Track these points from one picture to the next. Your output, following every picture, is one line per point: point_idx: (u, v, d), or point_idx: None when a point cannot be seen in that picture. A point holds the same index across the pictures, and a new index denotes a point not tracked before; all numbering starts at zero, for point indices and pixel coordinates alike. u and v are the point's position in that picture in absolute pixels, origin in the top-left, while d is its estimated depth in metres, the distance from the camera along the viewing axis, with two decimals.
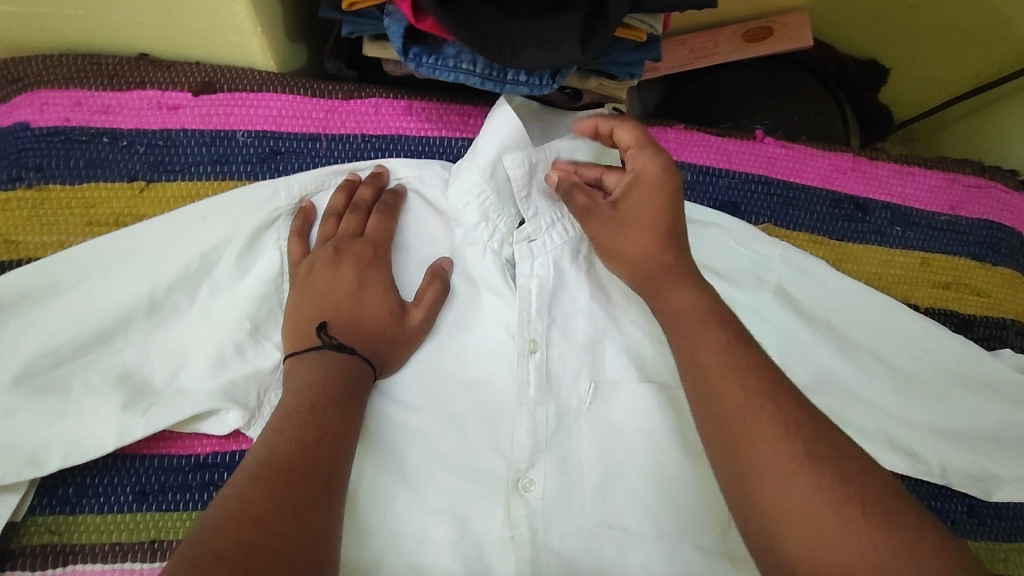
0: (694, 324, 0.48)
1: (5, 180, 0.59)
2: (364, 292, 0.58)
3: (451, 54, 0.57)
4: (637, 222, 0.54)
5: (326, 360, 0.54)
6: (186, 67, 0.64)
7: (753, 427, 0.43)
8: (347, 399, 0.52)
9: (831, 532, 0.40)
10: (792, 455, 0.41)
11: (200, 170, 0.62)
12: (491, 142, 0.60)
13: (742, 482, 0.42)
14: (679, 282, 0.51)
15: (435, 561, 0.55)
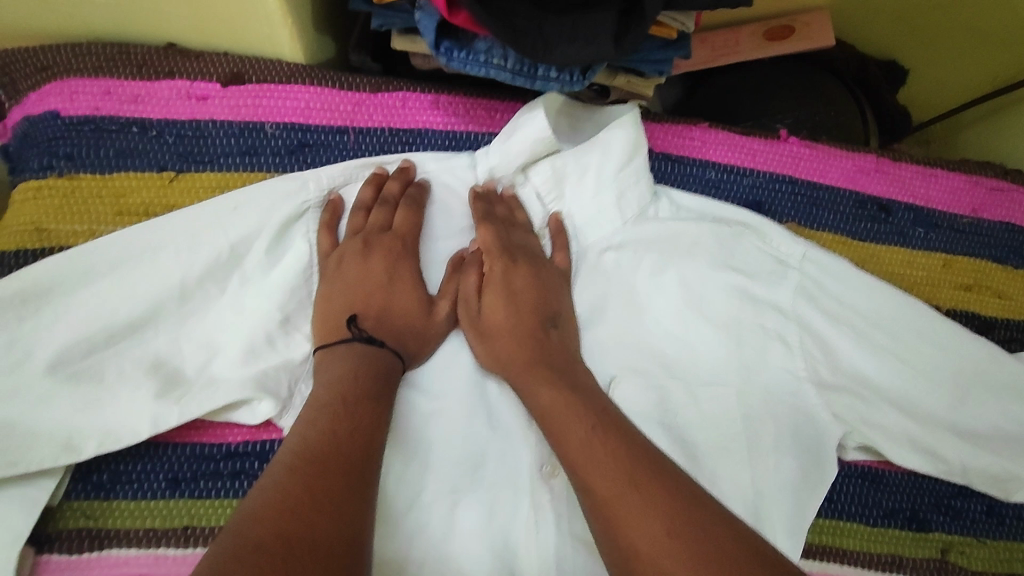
0: (563, 422, 0.53)
1: (37, 168, 0.60)
2: (394, 283, 0.59)
3: (483, 49, 0.57)
4: (506, 336, 0.59)
5: (360, 352, 0.55)
6: (214, 57, 0.64)
7: (549, 383, 0.55)
8: (381, 388, 0.54)
9: (585, 460, 0.50)
10: (651, 519, 0.45)
11: (229, 161, 0.62)
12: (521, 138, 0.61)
13: (609, 532, 0.47)
14: (551, 383, 0.56)
15: (462, 551, 0.56)
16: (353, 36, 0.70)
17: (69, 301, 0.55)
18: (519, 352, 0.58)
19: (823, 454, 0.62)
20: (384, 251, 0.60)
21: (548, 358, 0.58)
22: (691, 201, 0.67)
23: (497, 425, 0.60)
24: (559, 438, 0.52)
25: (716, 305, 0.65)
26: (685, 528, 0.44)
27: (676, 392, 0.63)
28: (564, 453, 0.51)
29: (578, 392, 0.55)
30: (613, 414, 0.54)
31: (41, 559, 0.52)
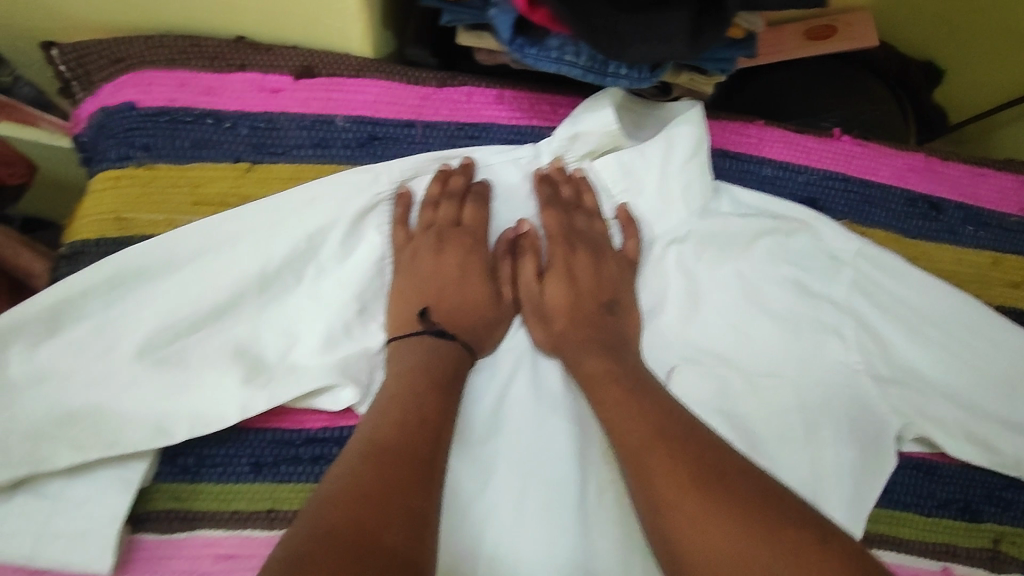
0: (600, 381, 0.58)
1: (116, 158, 0.61)
2: (465, 278, 0.62)
3: (555, 46, 0.58)
4: (565, 317, 0.61)
5: (435, 346, 0.57)
6: (286, 51, 0.65)
7: (589, 348, 0.60)
8: (448, 376, 0.55)
9: (621, 418, 0.55)
10: (672, 468, 0.50)
11: (302, 153, 0.63)
12: (596, 128, 0.63)
13: (638, 476, 0.51)
14: (596, 351, 0.60)
15: (534, 532, 0.57)
16: (408, 31, 0.71)
17: (154, 288, 0.57)
18: (572, 325, 0.61)
19: (880, 444, 0.63)
20: (460, 246, 0.62)
21: (599, 335, 0.61)
22: (751, 196, 0.68)
23: (565, 414, 0.61)
24: (601, 399, 0.57)
25: (774, 297, 0.66)
26: (710, 484, 0.48)
27: (736, 384, 0.64)
28: (605, 412, 0.56)
29: (620, 360, 0.59)
30: (648, 381, 0.58)
31: (134, 538, 0.55)
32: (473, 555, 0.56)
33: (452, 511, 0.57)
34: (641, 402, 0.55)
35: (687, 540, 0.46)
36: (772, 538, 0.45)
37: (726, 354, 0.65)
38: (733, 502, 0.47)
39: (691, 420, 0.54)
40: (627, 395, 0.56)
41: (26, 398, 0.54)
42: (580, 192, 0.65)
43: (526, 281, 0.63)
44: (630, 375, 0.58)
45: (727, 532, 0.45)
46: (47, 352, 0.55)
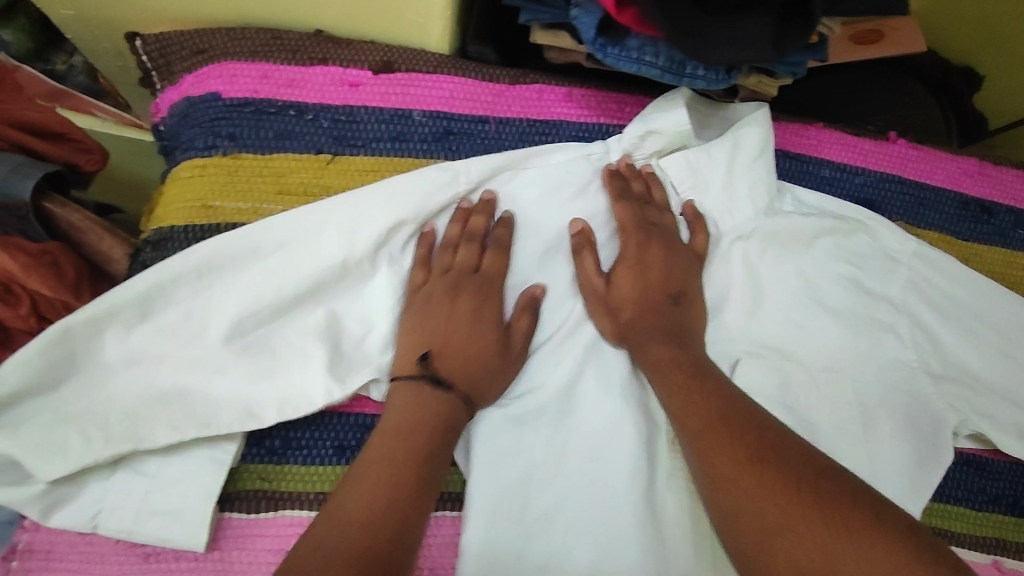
0: (662, 364, 0.58)
1: (202, 147, 0.63)
2: (473, 325, 0.60)
3: (635, 46, 0.59)
4: (633, 312, 0.61)
5: (434, 401, 0.56)
6: (365, 46, 0.67)
7: (650, 328, 0.60)
8: (437, 431, 0.54)
9: (681, 399, 0.55)
10: (727, 451, 0.50)
11: (380, 146, 0.65)
12: (668, 125, 0.65)
13: (696, 453, 0.52)
14: (660, 338, 0.59)
15: (604, 518, 0.58)
16: (470, 26, 0.70)
17: (237, 277, 0.58)
18: (640, 314, 0.61)
19: (938, 439, 0.65)
20: (468, 295, 0.61)
21: (669, 325, 0.60)
22: (813, 197, 0.70)
23: (634, 404, 0.62)
24: (662, 379, 0.58)
25: (833, 296, 0.68)
26: (769, 465, 0.48)
27: (797, 375, 0.65)
28: (666, 393, 0.57)
29: (682, 345, 0.60)
30: (708, 368, 0.58)
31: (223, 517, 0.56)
32: (543, 539, 0.57)
33: (524, 496, 0.58)
34: (701, 385, 0.56)
35: (747, 519, 0.47)
36: (815, 519, 0.44)
37: (787, 349, 0.66)
38: (790, 484, 0.47)
39: (753, 407, 0.54)
40: (688, 380, 0.56)
41: (121, 379, 0.56)
42: (649, 187, 0.66)
43: (587, 275, 0.63)
44: (694, 361, 0.58)
45: (785, 514, 0.46)
46: (136, 323, 0.56)
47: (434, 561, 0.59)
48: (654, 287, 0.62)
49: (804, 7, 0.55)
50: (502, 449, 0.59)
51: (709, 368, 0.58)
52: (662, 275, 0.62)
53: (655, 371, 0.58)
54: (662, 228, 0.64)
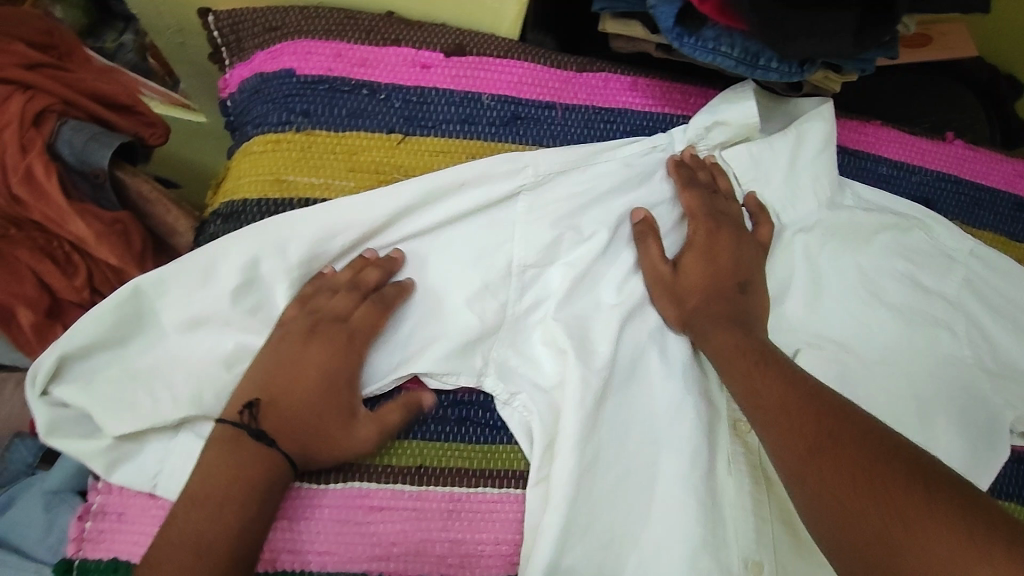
0: (731, 353, 0.58)
1: (276, 122, 0.63)
2: (300, 369, 0.54)
3: (711, 37, 0.60)
4: (700, 298, 0.61)
5: (272, 464, 0.51)
6: (437, 29, 0.67)
7: (715, 317, 0.60)
8: (253, 496, 0.49)
9: (750, 387, 0.55)
10: (799, 438, 0.50)
11: (450, 128, 0.65)
12: (735, 118, 0.66)
13: (771, 444, 0.52)
14: (724, 326, 0.59)
15: (668, 504, 0.57)
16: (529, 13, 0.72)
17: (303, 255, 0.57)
18: (709, 300, 0.61)
19: (994, 435, 0.65)
20: (321, 344, 0.55)
21: (737, 314, 0.60)
22: (873, 194, 0.71)
23: (695, 390, 0.61)
24: (731, 369, 0.57)
25: (890, 291, 0.69)
26: (828, 449, 0.48)
27: (854, 367, 0.65)
28: (735, 383, 0.57)
29: (751, 335, 0.59)
30: (774, 353, 0.57)
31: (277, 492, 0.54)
32: (607, 519, 0.56)
33: (589, 474, 0.56)
34: (770, 373, 0.55)
35: (822, 505, 0.46)
36: (889, 505, 0.43)
37: (843, 342, 0.67)
38: (852, 467, 0.46)
39: (824, 394, 0.53)
40: (759, 368, 0.56)
41: (184, 354, 0.56)
42: (715, 177, 0.67)
43: (652, 262, 0.62)
44: (759, 347, 0.58)
45: (845, 497, 0.45)
46: (195, 293, 0.56)
47: (499, 537, 0.56)
48: (721, 276, 0.62)
49: (888, 1, 0.55)
50: (579, 421, 0.56)
51: (779, 358, 0.57)
52: (728, 266, 0.62)
53: (723, 360, 0.58)
54: (728, 218, 0.64)
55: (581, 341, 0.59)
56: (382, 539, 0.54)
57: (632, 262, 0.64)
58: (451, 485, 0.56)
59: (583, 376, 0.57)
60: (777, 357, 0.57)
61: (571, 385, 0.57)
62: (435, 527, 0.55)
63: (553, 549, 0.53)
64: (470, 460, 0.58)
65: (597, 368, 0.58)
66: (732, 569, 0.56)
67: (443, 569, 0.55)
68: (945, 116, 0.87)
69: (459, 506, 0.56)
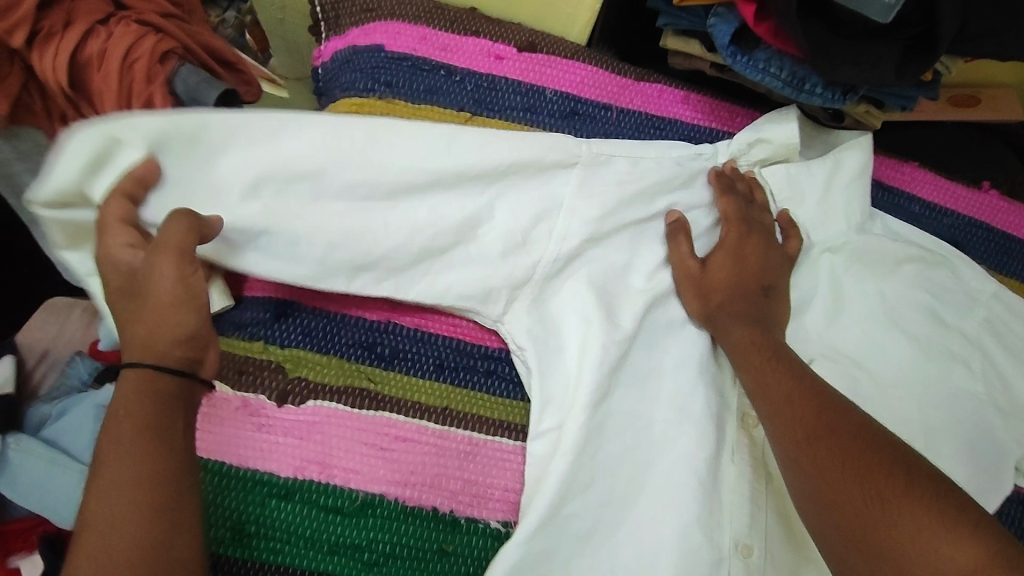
0: (748, 346, 0.60)
1: (362, 89, 0.70)
2: (119, 303, 0.54)
3: (762, 58, 0.66)
4: (725, 291, 0.65)
5: (144, 386, 0.51)
6: (514, 27, 0.75)
7: (736, 310, 0.64)
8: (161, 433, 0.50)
9: (761, 376, 0.58)
10: (797, 423, 0.52)
11: (514, 114, 0.72)
12: (778, 137, 0.72)
13: (775, 429, 0.54)
14: (743, 321, 0.63)
15: (667, 475, 0.60)
16: (599, 23, 0.79)
17: (335, 169, 0.60)
18: (731, 298, 0.64)
19: (998, 471, 0.67)
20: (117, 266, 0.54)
21: (757, 312, 0.64)
22: (902, 227, 0.75)
23: (708, 381, 0.64)
24: (744, 358, 0.60)
25: (911, 319, 0.72)
26: (822, 437, 0.50)
27: (866, 384, 0.68)
28: (746, 371, 0.59)
29: (769, 334, 0.62)
30: (786, 351, 0.60)
31: (282, 407, 0.59)
32: (609, 479, 0.59)
33: (598, 438, 0.60)
34: (779, 365, 0.58)
35: (810, 484, 0.49)
36: (868, 481, 0.46)
37: (860, 360, 0.69)
38: (847, 451, 0.49)
39: (825, 387, 0.55)
40: (771, 362, 0.58)
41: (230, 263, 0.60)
42: (752, 189, 0.72)
43: (682, 257, 0.67)
44: (773, 344, 0.60)
45: (838, 482, 0.47)
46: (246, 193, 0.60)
47: (507, 485, 0.60)
48: (747, 278, 0.66)
49: (931, 40, 0.60)
50: (595, 382, 0.60)
51: (794, 358, 0.59)
52: (753, 270, 0.66)
53: (737, 352, 0.61)
54: (760, 227, 0.69)
55: (607, 312, 0.64)
56: (402, 466, 0.59)
57: (663, 257, 0.69)
58: (471, 430, 0.61)
59: (605, 343, 0.62)
60: (789, 355, 0.59)
61: (592, 352, 0.61)
62: (452, 465, 0.60)
63: (555, 496, 0.56)
64: (493, 411, 0.62)
65: (619, 339, 0.62)
66: (722, 549, 0.59)
67: (453, 505, 0.59)
68: (987, 170, 0.90)
69: (476, 450, 0.61)
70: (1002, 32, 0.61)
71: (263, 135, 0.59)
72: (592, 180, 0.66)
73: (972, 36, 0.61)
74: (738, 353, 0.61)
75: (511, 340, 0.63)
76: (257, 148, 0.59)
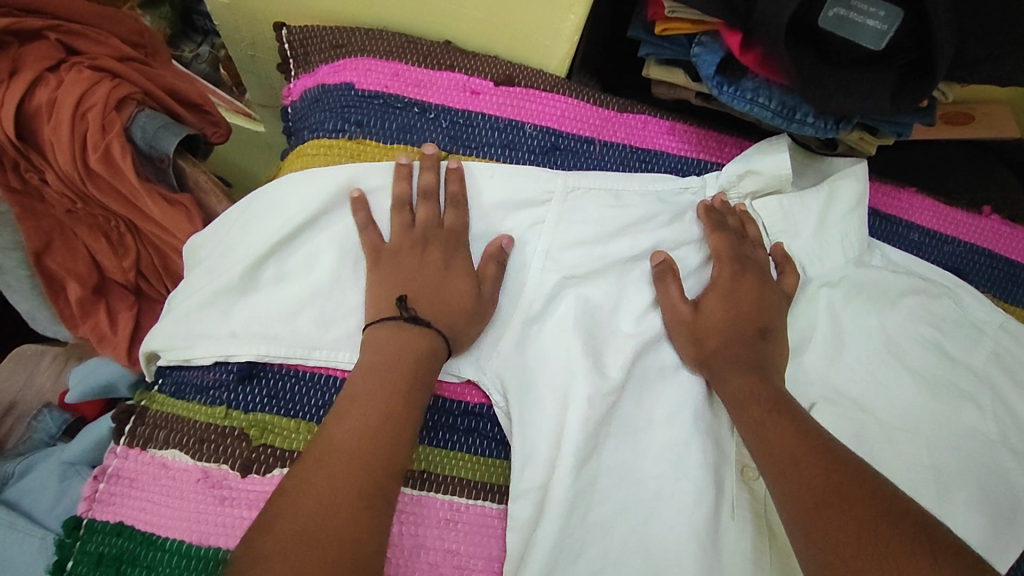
0: (751, 399, 0.56)
1: (330, 129, 0.67)
2: (450, 277, 0.59)
3: (750, 88, 0.63)
4: (723, 332, 0.61)
5: (416, 358, 0.54)
6: (490, 60, 0.72)
7: (734, 353, 0.60)
8: (389, 410, 0.51)
9: (768, 427, 0.54)
10: (805, 486, 0.49)
11: (491, 151, 0.69)
12: (770, 166, 0.68)
13: (781, 493, 0.50)
14: (745, 372, 0.59)
15: (664, 536, 0.56)
16: (578, 53, 0.76)
17: (300, 233, 0.61)
18: (729, 342, 0.61)
19: (1015, 517, 0.63)
20: (457, 261, 0.60)
21: (758, 357, 0.60)
22: (902, 257, 0.72)
23: (705, 431, 0.60)
24: (742, 407, 0.57)
25: (916, 355, 0.68)
26: (827, 506, 0.47)
27: (872, 428, 0.64)
28: (745, 425, 0.56)
29: (769, 382, 0.58)
30: (791, 403, 0.56)
31: (247, 478, 0.55)
32: (599, 544, 0.55)
33: (588, 498, 0.56)
34: (787, 417, 0.54)
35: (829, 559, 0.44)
36: (886, 554, 0.43)
37: (864, 402, 0.65)
38: (858, 523, 0.45)
39: (832, 442, 0.52)
40: (784, 419, 0.54)
41: (196, 336, 0.59)
42: (744, 223, 0.68)
43: (671, 300, 0.63)
44: (774, 395, 0.56)
45: (853, 556, 0.44)
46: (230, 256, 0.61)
47: (491, 553, 0.56)
48: (743, 319, 0.62)
49: (927, 67, 0.57)
50: (583, 441, 0.56)
51: (799, 411, 0.55)
52: (749, 312, 0.63)
53: (734, 400, 0.57)
54: (753, 263, 0.65)
55: (595, 357, 0.60)
56: None
57: (652, 299, 0.65)
58: (451, 494, 0.57)
59: (591, 394, 0.58)
60: (795, 407, 0.56)
61: (579, 406, 0.57)
62: (432, 534, 0.55)
63: (540, 568, 0.52)
64: (473, 472, 0.58)
65: (606, 389, 0.58)
66: None
67: None
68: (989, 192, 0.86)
69: (457, 516, 0.56)
70: (1000, 59, 0.58)
71: (252, 210, 0.62)
72: (574, 224, 0.64)
73: (970, 60, 0.58)
74: (738, 405, 0.57)
75: (491, 395, 0.59)
76: (225, 237, 0.62)
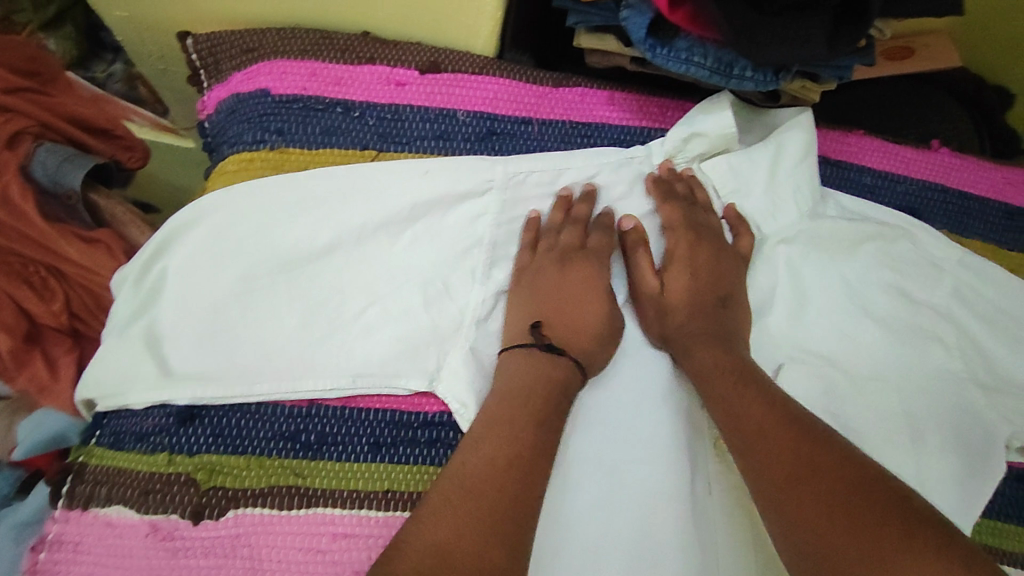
0: (717, 375, 0.55)
1: (250, 141, 0.63)
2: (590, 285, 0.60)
3: (684, 47, 0.60)
4: (682, 306, 0.60)
5: (531, 367, 0.54)
6: (413, 47, 0.68)
7: (694, 328, 0.59)
8: (502, 432, 0.48)
9: (736, 397, 0.53)
10: (773, 457, 0.48)
11: (425, 144, 0.65)
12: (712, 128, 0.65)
13: (745, 459, 0.50)
14: (709, 344, 0.57)
15: (644, 524, 0.54)
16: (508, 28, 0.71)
17: (229, 253, 0.58)
18: (691, 319, 0.59)
19: (990, 452, 0.62)
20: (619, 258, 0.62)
21: (720, 329, 0.58)
22: (856, 204, 0.71)
23: (675, 407, 0.58)
24: (708, 378, 0.55)
25: (877, 302, 0.67)
26: (797, 479, 0.46)
27: (842, 383, 0.63)
28: (715, 399, 0.54)
29: (732, 352, 0.57)
30: (756, 371, 0.55)
31: (198, 525, 0.52)
32: (577, 545, 0.53)
33: (560, 495, 0.54)
34: (757, 388, 0.53)
35: (804, 532, 0.44)
36: (857, 527, 0.42)
37: (833, 356, 0.64)
38: (831, 490, 0.44)
39: (797, 411, 0.50)
40: (754, 392, 0.52)
41: (131, 379, 0.55)
42: (692, 188, 0.66)
43: None
44: (739, 366, 0.55)
45: (823, 530, 0.43)
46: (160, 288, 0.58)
47: None
48: (700, 293, 0.60)
49: (859, 7, 0.55)
50: None
51: (767, 381, 0.54)
52: (705, 281, 0.61)
53: (698, 374, 0.56)
54: (704, 231, 0.63)
55: None
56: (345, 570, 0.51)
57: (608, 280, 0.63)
58: None
59: None
60: (765, 380, 0.54)
61: None
62: None
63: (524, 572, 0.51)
64: None
65: None
66: None
67: None
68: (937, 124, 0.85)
69: None
70: None
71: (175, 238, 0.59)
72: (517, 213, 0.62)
73: None
74: (703, 381, 0.55)
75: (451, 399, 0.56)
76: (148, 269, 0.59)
